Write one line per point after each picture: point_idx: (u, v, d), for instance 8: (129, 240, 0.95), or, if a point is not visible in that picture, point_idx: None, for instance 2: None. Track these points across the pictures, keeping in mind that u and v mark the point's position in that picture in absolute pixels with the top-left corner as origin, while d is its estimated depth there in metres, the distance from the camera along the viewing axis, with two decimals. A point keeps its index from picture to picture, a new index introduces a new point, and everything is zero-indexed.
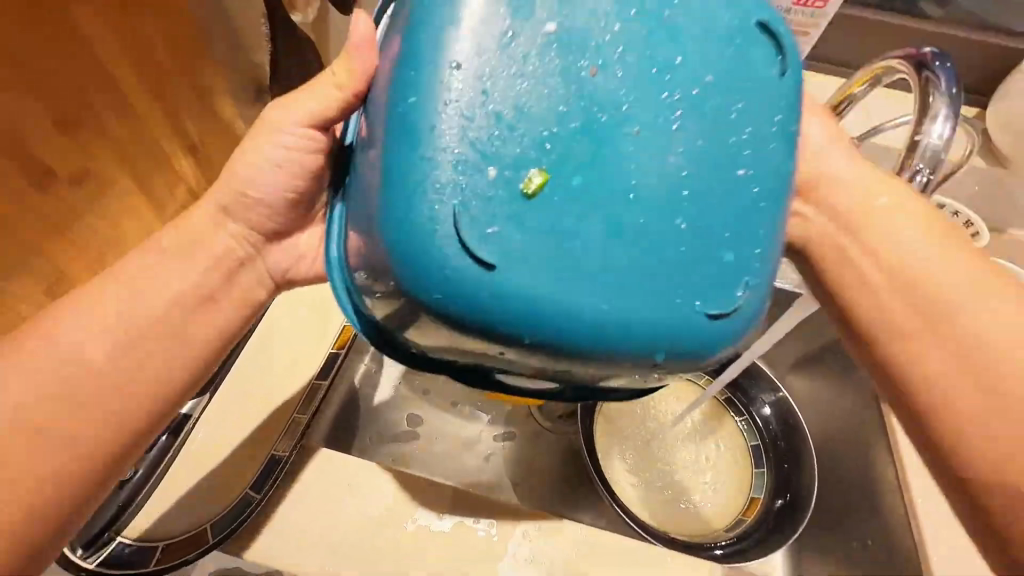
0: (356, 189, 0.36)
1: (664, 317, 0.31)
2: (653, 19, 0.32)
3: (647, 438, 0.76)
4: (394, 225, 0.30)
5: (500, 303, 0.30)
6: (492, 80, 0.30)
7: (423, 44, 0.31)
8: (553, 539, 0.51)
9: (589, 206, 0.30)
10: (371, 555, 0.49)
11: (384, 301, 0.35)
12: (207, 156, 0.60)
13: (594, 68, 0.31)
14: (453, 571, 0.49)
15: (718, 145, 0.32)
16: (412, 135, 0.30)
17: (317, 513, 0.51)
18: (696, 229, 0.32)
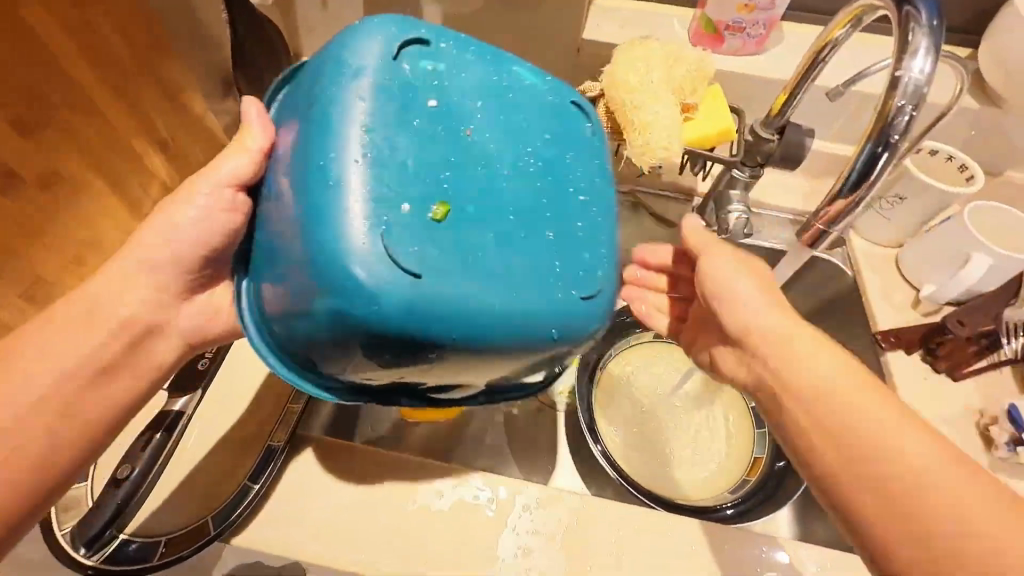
0: (273, 235, 0.38)
1: (553, 306, 0.38)
2: (500, 94, 0.41)
3: (646, 405, 0.77)
4: (321, 255, 0.33)
5: (417, 313, 0.34)
6: (394, 135, 0.36)
7: (328, 109, 0.36)
8: (554, 510, 0.51)
9: (481, 226, 0.37)
10: (373, 537, 0.50)
11: (314, 332, 0.36)
12: (181, 152, 0.59)
13: (467, 128, 0.39)
14: (455, 548, 0.49)
15: (562, 179, 0.41)
16: (330, 179, 0.34)
17: (318, 499, 0.51)
18: (561, 238, 0.40)
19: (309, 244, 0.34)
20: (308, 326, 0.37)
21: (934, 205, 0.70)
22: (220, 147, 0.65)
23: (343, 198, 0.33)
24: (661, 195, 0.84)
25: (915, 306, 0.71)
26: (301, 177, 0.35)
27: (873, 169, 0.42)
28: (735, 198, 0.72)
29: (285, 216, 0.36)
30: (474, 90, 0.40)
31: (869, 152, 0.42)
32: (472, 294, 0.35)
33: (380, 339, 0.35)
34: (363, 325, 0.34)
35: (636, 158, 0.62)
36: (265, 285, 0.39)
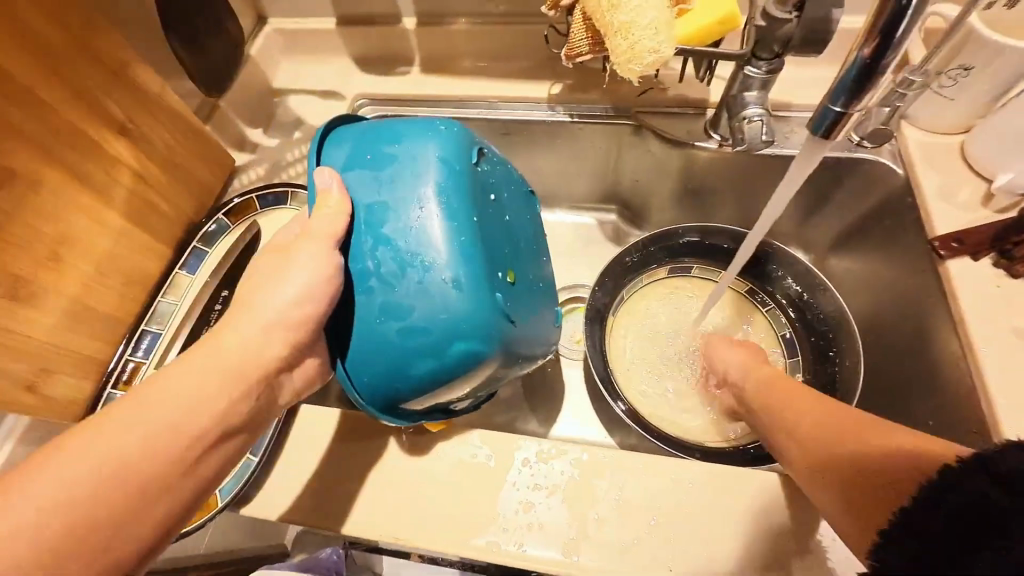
0: (397, 299, 0.45)
1: (551, 330, 0.58)
2: (505, 184, 0.57)
3: (667, 348, 0.72)
4: (475, 314, 0.44)
5: (514, 348, 0.48)
6: (483, 223, 0.49)
7: (450, 202, 0.46)
8: (555, 462, 0.49)
9: (523, 284, 0.53)
10: (369, 499, 0.50)
11: (446, 373, 0.46)
12: (143, 132, 0.58)
13: (504, 213, 0.54)
14: (452, 506, 0.48)
15: (536, 245, 0.61)
16: (465, 256, 0.45)
17: (320, 467, 0.52)
18: (545, 286, 0.59)
19: (442, 306, 0.44)
20: (418, 366, 0.46)
21: (1014, 70, 0.55)
22: (189, 125, 0.64)
23: (464, 272, 0.44)
24: (667, 114, 0.75)
25: (986, 203, 0.59)
26: (421, 256, 0.44)
27: (890, 38, 0.30)
28: (751, 100, 0.62)
29: (403, 284, 0.44)
30: (499, 183, 0.55)
31: (884, 12, 0.30)
32: (528, 329, 0.52)
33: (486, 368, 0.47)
34: (478, 360, 0.46)
35: (620, 69, 0.54)
36: (367, 338, 0.46)
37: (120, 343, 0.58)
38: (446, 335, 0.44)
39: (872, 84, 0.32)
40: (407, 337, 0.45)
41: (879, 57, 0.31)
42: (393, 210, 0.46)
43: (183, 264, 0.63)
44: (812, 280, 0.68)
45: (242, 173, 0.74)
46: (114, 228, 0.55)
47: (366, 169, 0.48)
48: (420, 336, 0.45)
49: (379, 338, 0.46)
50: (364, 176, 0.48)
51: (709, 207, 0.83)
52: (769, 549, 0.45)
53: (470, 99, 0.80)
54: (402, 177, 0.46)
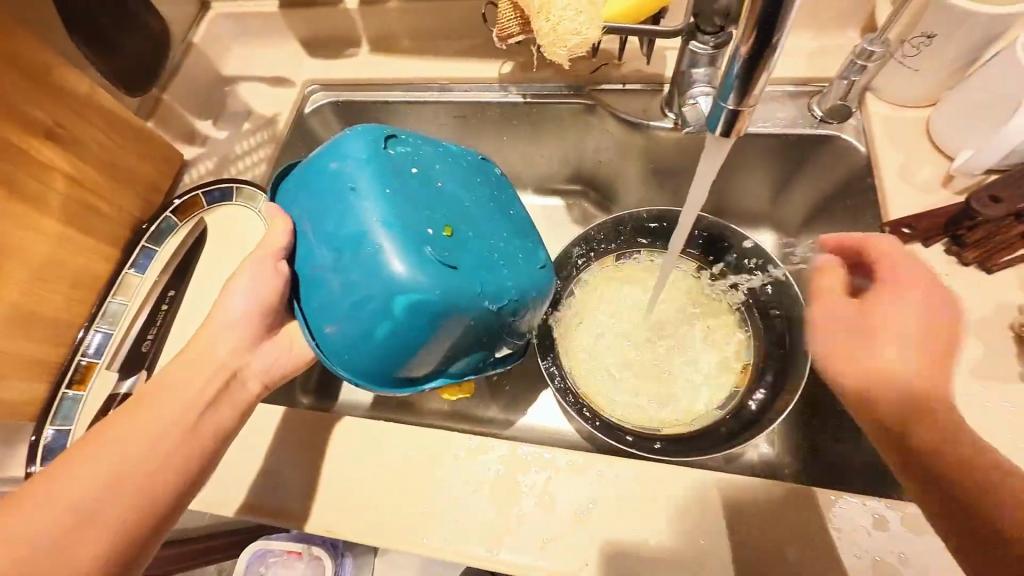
0: (339, 281, 0.46)
1: (531, 277, 0.52)
2: (445, 152, 0.54)
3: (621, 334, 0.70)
4: (405, 274, 0.43)
5: (466, 300, 0.45)
6: (407, 192, 0.47)
7: (363, 184, 0.46)
8: (483, 458, 0.51)
9: (479, 238, 0.49)
10: (304, 492, 0.51)
11: (401, 338, 0.46)
12: (76, 136, 0.58)
13: (442, 178, 0.51)
14: (382, 501, 0.50)
15: (501, 200, 0.55)
16: (386, 226, 0.44)
17: (258, 463, 0.53)
18: (516, 236, 0.53)
19: (378, 272, 0.44)
20: (378, 336, 0.46)
21: (979, 36, 0.51)
22: (127, 123, 0.63)
23: (390, 237, 0.44)
24: (622, 91, 0.72)
25: (946, 183, 0.56)
26: (351, 236, 0.45)
27: (775, 29, 0.28)
28: (699, 78, 0.58)
29: (343, 267, 0.45)
30: (434, 155, 0.52)
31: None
32: (488, 280, 0.47)
33: (448, 323, 0.46)
34: (429, 315, 0.45)
35: (546, 52, 0.51)
36: (330, 323, 0.47)
37: (72, 346, 0.60)
38: (389, 298, 0.44)
39: (763, 71, 0.30)
40: (357, 312, 0.46)
41: (765, 45, 0.29)
42: (322, 208, 0.47)
43: (132, 264, 0.64)
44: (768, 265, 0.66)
45: (192, 167, 0.74)
46: (53, 235, 0.56)
47: (297, 186, 0.50)
48: (367, 308, 0.45)
49: (339, 319, 0.47)
50: (298, 190, 0.50)
51: (674, 188, 0.80)
52: (688, 546, 0.46)
53: (421, 82, 0.77)
54: (321, 178, 0.48)
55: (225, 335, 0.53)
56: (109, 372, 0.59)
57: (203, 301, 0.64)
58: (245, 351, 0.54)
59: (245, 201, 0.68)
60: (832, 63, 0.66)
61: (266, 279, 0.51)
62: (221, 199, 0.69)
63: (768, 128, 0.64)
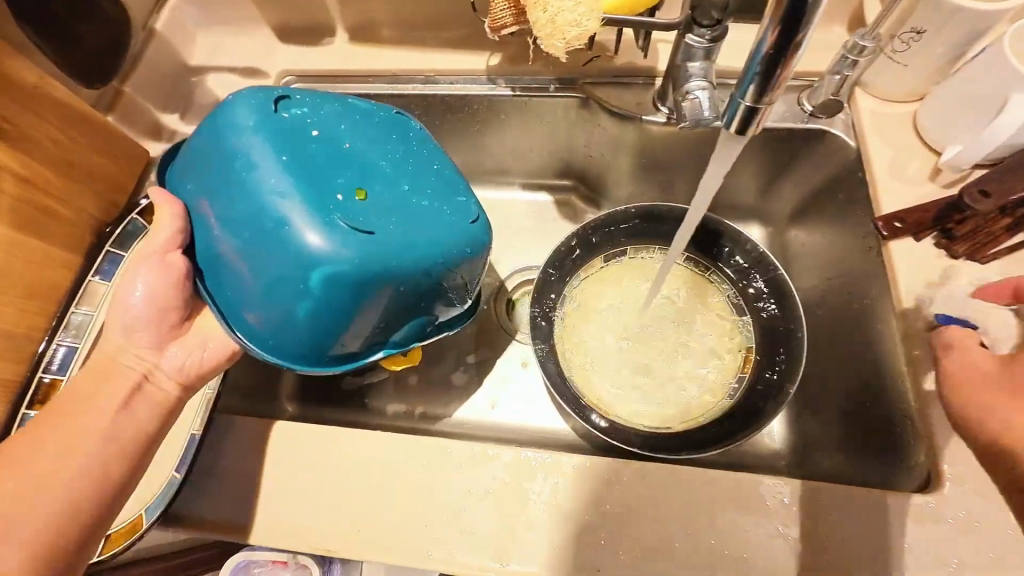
0: (248, 263, 0.44)
1: (459, 235, 0.47)
2: (351, 110, 0.49)
3: (618, 328, 0.70)
4: (310, 248, 0.41)
5: (380, 266, 0.43)
6: (306, 158, 0.43)
7: (253, 157, 0.42)
8: (486, 466, 0.49)
9: (393, 198, 0.45)
10: (300, 509, 0.49)
11: (322, 314, 0.44)
12: (26, 132, 0.53)
13: (347, 137, 0.46)
14: (385, 514, 0.48)
15: (421, 155, 0.50)
16: (285, 199, 0.42)
17: (250, 480, 0.51)
18: (440, 192, 0.49)
19: (288, 249, 0.42)
20: (301, 314, 0.44)
21: (966, 32, 0.52)
22: (87, 120, 0.58)
23: (297, 210, 0.41)
24: (615, 83, 0.71)
25: (933, 177, 0.57)
26: (254, 213, 0.42)
27: (799, 29, 0.28)
28: (695, 71, 0.57)
29: (252, 248, 0.43)
30: (336, 114, 0.47)
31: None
32: (404, 242, 0.44)
33: (370, 294, 0.44)
34: (346, 287, 0.43)
35: (544, 44, 0.50)
36: (250, 306, 0.45)
37: (31, 362, 0.55)
38: (301, 274, 0.42)
39: (787, 66, 0.29)
40: (273, 293, 0.44)
41: (787, 44, 0.28)
42: (219, 185, 0.44)
43: (96, 271, 0.59)
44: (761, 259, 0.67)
45: (159, 164, 0.69)
46: (5, 243, 0.51)
47: (187, 166, 0.46)
48: (282, 287, 0.43)
49: (258, 301, 0.45)
50: (192, 171, 0.46)
51: (664, 182, 0.79)
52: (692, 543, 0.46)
53: (406, 73, 0.74)
54: (213, 155, 0.45)
55: (131, 339, 0.51)
56: None
57: None
58: (155, 355, 0.51)
59: None
60: (820, 57, 0.66)
61: (163, 270, 0.49)
62: None
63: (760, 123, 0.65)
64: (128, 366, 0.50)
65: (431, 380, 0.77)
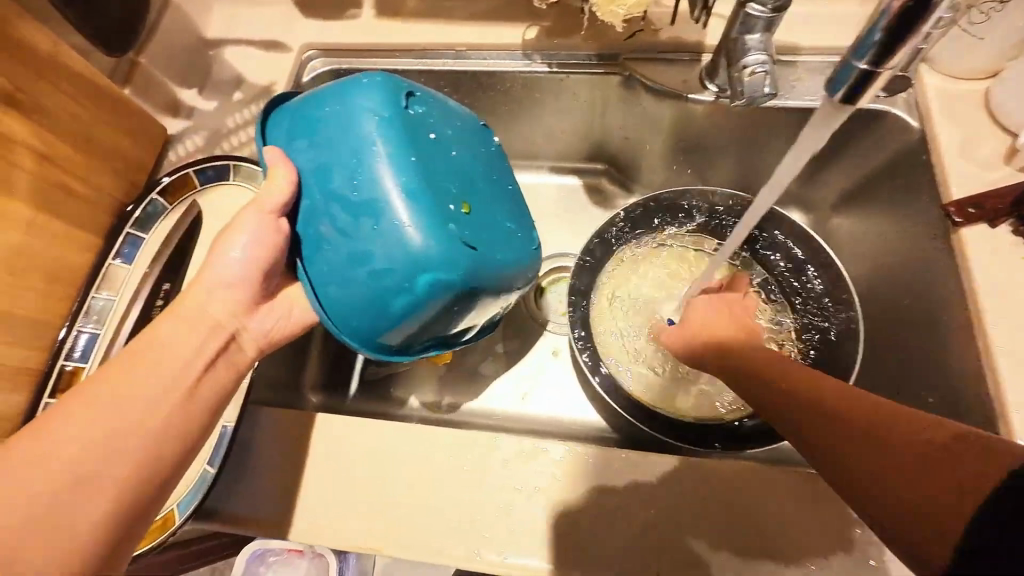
0: (354, 248, 0.42)
1: (532, 257, 0.50)
2: (456, 116, 0.49)
3: (654, 316, 0.68)
4: (430, 248, 0.41)
5: (484, 278, 0.44)
6: (427, 161, 0.43)
7: (386, 147, 0.42)
8: (534, 463, 0.49)
9: (490, 215, 0.47)
10: (340, 507, 0.48)
11: (416, 312, 0.43)
12: (43, 104, 0.49)
13: (453, 145, 0.47)
14: (430, 511, 0.47)
15: (505, 174, 0.52)
16: (410, 195, 0.41)
17: (289, 474, 0.49)
18: (518, 213, 0.51)
19: (400, 243, 0.41)
20: (394, 309, 0.43)
21: None
22: (104, 92, 0.55)
23: (413, 209, 0.41)
24: (657, 61, 0.67)
25: (1008, 160, 0.54)
26: (377, 201, 0.41)
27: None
28: (753, 44, 0.54)
29: (359, 234, 0.41)
30: (447, 118, 0.48)
31: None
32: (501, 258, 0.45)
33: (462, 302, 0.44)
34: (451, 291, 0.42)
35: None
36: (341, 290, 0.43)
37: (52, 349, 0.52)
38: (412, 271, 0.41)
39: (908, 39, 0.32)
40: (374, 282, 0.42)
41: (919, 12, 0.31)
42: (339, 164, 0.42)
43: (117, 254, 0.56)
44: (811, 246, 0.64)
45: (178, 143, 0.66)
46: (23, 222, 0.48)
47: (301, 134, 0.44)
48: (387, 278, 0.41)
49: (348, 289, 0.43)
50: (307, 139, 0.44)
51: (703, 166, 0.75)
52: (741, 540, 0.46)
53: (434, 48, 0.70)
54: (336, 131, 0.43)
55: (215, 296, 0.47)
56: None
57: None
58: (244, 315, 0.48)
59: (245, 180, 0.61)
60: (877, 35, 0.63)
61: (265, 231, 0.45)
62: (217, 180, 0.61)
63: (810, 101, 0.63)
64: (219, 320, 0.47)
65: (459, 371, 0.75)
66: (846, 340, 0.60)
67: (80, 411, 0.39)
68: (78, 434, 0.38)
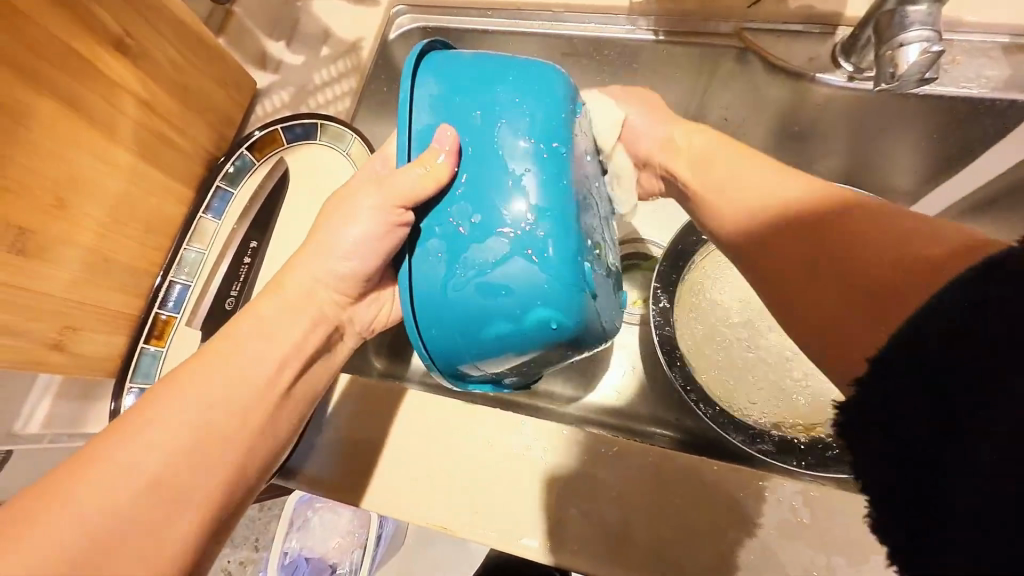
0: (470, 259, 0.36)
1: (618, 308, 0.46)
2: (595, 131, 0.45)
3: None
4: (561, 284, 0.36)
5: (594, 329, 0.39)
6: (580, 185, 0.39)
7: (554, 157, 0.36)
8: (618, 461, 0.47)
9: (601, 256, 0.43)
10: (425, 487, 0.48)
11: (525, 350, 0.38)
12: (146, 49, 0.49)
13: (593, 174, 0.42)
14: (514, 499, 0.47)
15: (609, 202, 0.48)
16: (562, 222, 0.36)
17: (369, 446, 0.50)
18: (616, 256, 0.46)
19: (527, 269, 0.35)
20: (498, 335, 0.37)
21: None
22: (202, 39, 0.54)
23: (561, 230, 0.36)
24: (783, 34, 0.59)
25: None
26: (518, 215, 0.35)
27: None
28: (917, 17, 0.46)
29: (485, 244, 0.35)
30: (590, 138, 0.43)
31: None
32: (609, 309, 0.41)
33: (563, 348, 0.39)
34: (564, 337, 0.37)
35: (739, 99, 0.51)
36: (435, 293, 0.37)
37: (148, 297, 0.54)
38: (534, 303, 0.36)
39: None
40: (487, 300, 0.36)
41: None
42: (489, 157, 0.37)
43: (207, 208, 0.57)
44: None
45: (265, 98, 0.65)
46: (126, 171, 0.49)
47: (456, 98, 0.38)
48: (501, 302, 0.36)
49: (447, 301, 0.37)
50: (461, 123, 0.37)
51: (812, 157, 0.68)
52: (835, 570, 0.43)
53: (531, 7, 0.64)
54: (503, 117, 0.37)
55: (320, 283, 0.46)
56: (188, 329, 0.54)
57: (285, 255, 0.57)
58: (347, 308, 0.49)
59: (331, 141, 0.59)
60: None
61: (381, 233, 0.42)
62: (303, 140, 0.60)
63: (967, 88, 0.54)
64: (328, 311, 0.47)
65: None
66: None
67: (190, 367, 0.40)
68: (177, 383, 0.39)
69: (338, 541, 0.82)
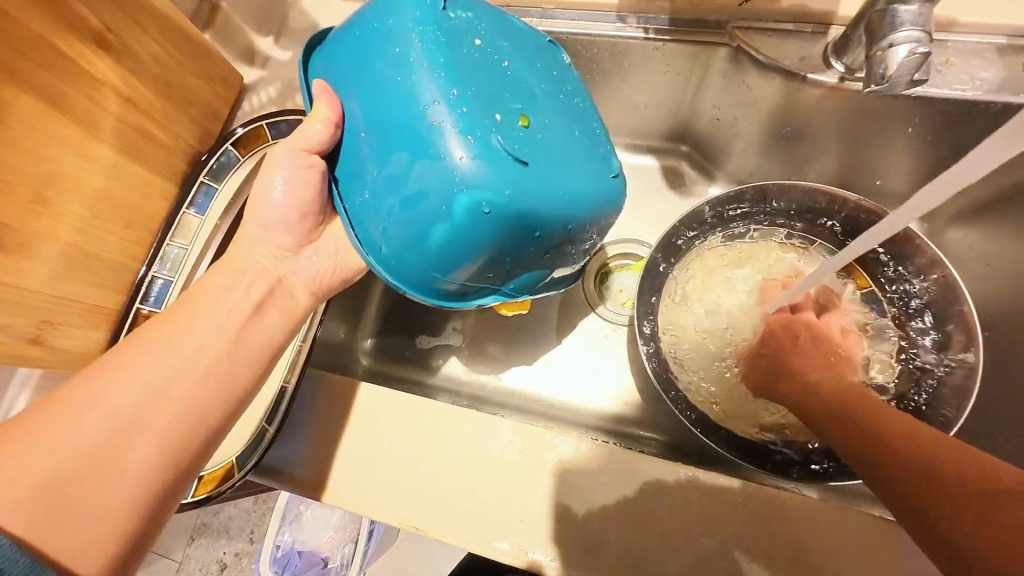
0: (385, 178, 0.40)
1: (596, 183, 0.42)
2: (508, 19, 0.44)
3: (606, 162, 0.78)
4: (466, 165, 0.37)
5: (534, 200, 0.39)
6: (470, 69, 0.39)
7: (424, 49, 0.38)
8: (596, 465, 0.47)
9: (545, 129, 0.41)
10: (402, 489, 0.48)
11: (465, 244, 0.40)
12: (128, 44, 0.48)
13: (506, 61, 0.42)
14: (492, 504, 0.47)
15: (567, 84, 0.45)
16: (451, 108, 0.38)
17: (348, 448, 0.50)
18: (583, 133, 0.43)
19: (429, 164, 0.38)
20: (440, 237, 0.40)
21: None
22: (186, 36, 0.54)
23: (454, 119, 0.38)
24: (776, 34, 0.58)
25: None
26: (406, 118, 0.38)
27: None
28: (907, 18, 0.45)
29: (392, 160, 0.39)
30: (492, 24, 0.43)
31: None
32: (557, 180, 0.40)
33: (513, 231, 0.39)
34: (500, 217, 0.38)
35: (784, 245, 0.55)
36: (373, 220, 0.42)
37: (130, 292, 0.54)
38: (449, 194, 0.38)
39: None
40: (412, 209, 0.40)
41: None
42: (366, 80, 0.40)
43: (190, 203, 0.56)
44: (965, 322, 0.53)
45: (252, 93, 0.64)
46: (108, 168, 0.49)
47: (338, 42, 0.42)
48: (423, 206, 0.39)
49: (383, 225, 0.41)
50: (346, 60, 0.42)
51: (804, 159, 0.67)
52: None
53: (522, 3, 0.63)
54: (373, 35, 0.40)
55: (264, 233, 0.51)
56: None
57: None
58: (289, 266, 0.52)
59: None
60: None
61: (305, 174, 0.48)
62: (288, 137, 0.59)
63: (962, 91, 0.53)
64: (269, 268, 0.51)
65: (514, 350, 0.72)
66: (936, 414, 0.53)
67: None
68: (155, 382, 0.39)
69: (329, 535, 0.83)
